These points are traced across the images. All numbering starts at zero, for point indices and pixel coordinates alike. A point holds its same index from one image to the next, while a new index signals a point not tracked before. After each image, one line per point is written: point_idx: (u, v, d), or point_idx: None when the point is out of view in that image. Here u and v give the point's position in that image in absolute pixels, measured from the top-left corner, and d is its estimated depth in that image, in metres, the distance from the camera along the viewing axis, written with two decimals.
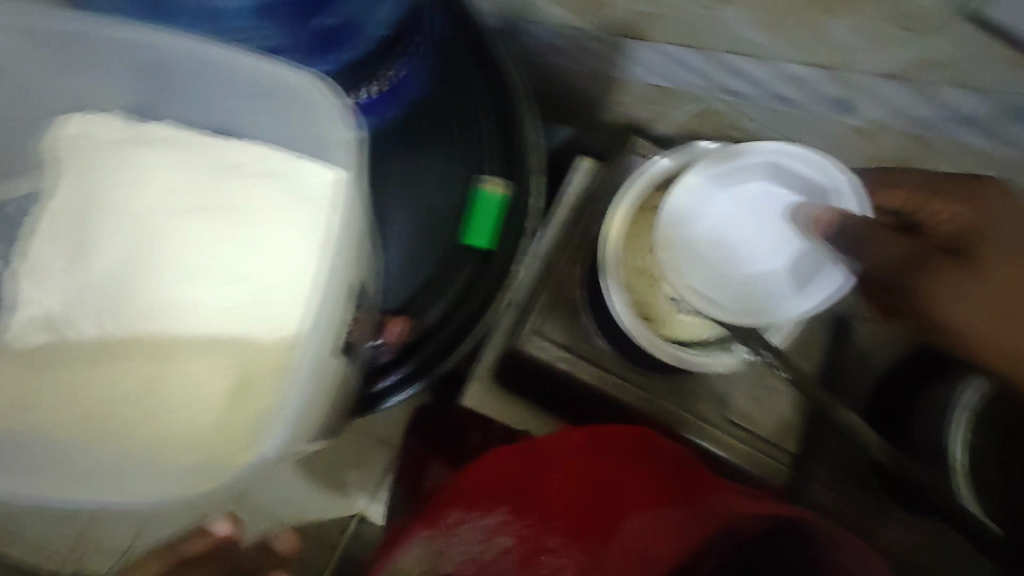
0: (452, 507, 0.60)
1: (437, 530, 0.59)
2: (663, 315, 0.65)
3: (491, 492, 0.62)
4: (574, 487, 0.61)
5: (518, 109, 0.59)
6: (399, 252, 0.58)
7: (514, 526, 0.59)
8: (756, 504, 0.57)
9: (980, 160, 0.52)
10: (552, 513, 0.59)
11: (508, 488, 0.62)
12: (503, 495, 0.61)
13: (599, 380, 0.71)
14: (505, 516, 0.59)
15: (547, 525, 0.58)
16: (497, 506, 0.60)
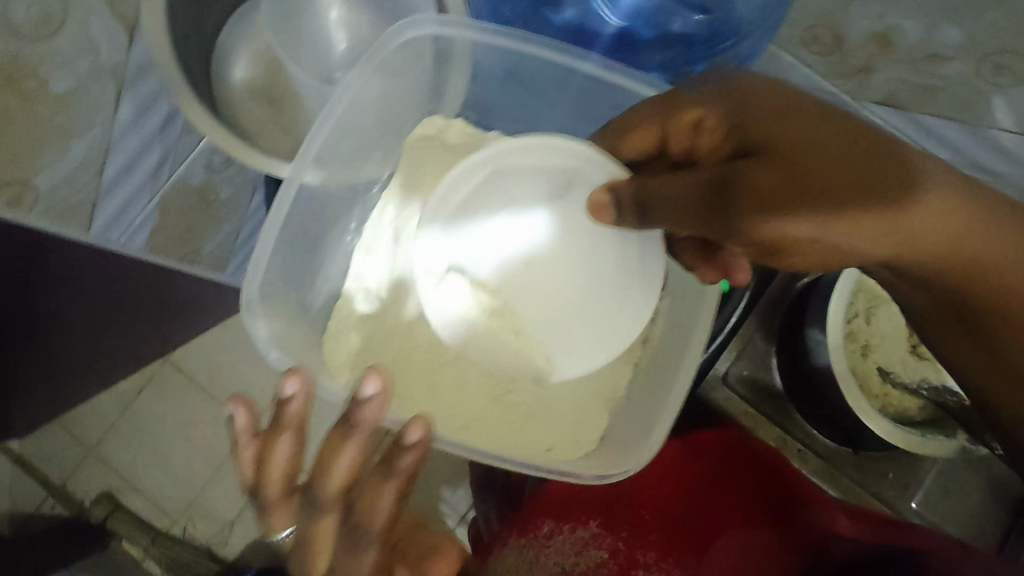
0: (546, 518, 0.65)
1: (535, 539, 0.64)
2: (876, 385, 0.62)
3: (587, 505, 0.65)
4: (658, 508, 0.65)
5: None
6: None
7: (607, 540, 0.62)
8: (853, 526, 0.57)
9: None
10: (648, 525, 0.64)
11: (605, 505, 0.65)
12: (598, 509, 0.65)
13: (781, 441, 0.69)
14: (597, 529, 0.63)
15: (642, 530, 0.63)
16: (590, 520, 0.64)
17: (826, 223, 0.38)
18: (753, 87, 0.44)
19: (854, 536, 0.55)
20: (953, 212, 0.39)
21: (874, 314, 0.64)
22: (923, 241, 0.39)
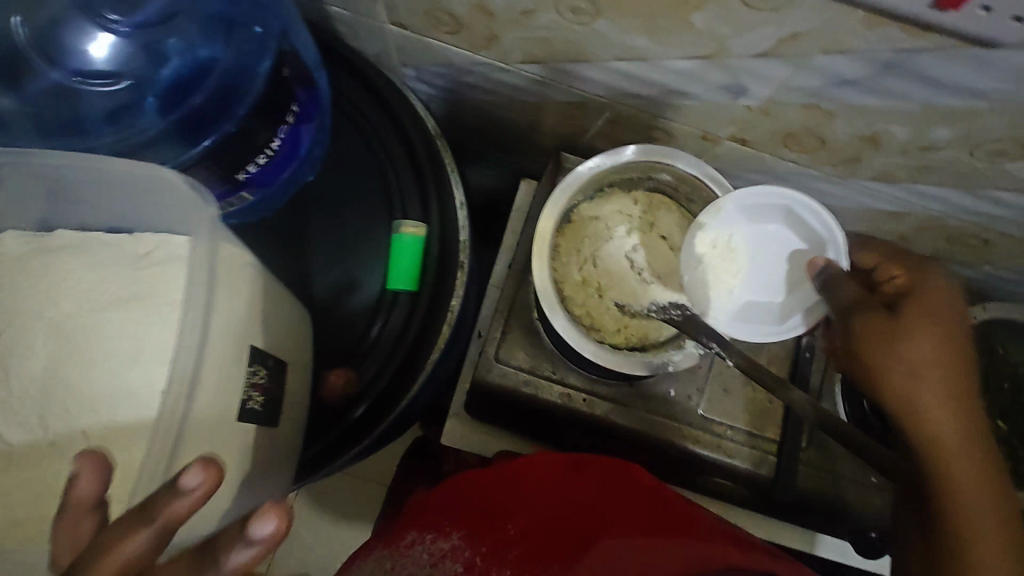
0: (412, 529, 0.56)
1: (395, 552, 0.54)
2: (611, 323, 0.65)
3: (455, 517, 0.54)
4: (538, 512, 0.54)
5: (430, 146, 0.59)
6: (332, 305, 0.57)
7: (464, 553, 0.51)
8: (739, 556, 0.48)
9: (879, 119, 0.52)
10: (509, 539, 0.51)
11: (470, 516, 0.54)
12: (464, 520, 0.54)
13: (566, 398, 0.71)
14: (459, 541, 0.52)
15: (503, 545, 0.51)
16: (454, 531, 0.53)
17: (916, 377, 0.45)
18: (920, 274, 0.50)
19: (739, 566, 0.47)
20: (926, 398, 0.45)
21: (598, 256, 0.67)
22: (855, 344, 0.47)
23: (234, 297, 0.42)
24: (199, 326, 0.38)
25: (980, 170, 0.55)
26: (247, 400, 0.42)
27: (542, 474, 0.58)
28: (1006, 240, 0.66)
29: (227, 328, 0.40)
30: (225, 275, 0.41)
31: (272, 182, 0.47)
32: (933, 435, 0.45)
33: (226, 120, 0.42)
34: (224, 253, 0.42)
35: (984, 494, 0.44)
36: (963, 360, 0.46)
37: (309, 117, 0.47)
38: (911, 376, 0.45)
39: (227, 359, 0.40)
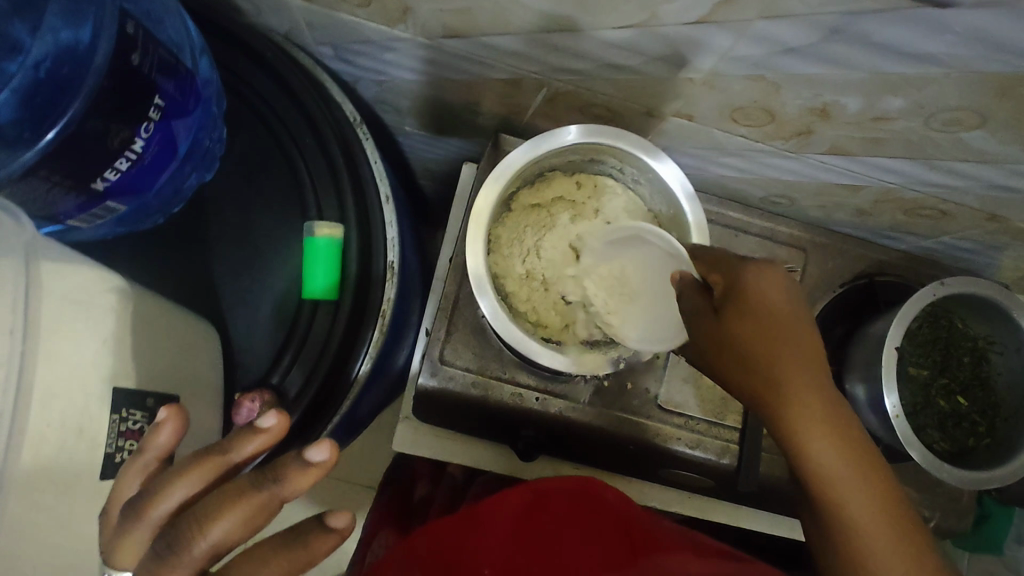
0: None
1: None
2: (558, 319, 0.61)
3: (417, 571, 0.48)
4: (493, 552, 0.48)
5: (343, 134, 0.52)
6: (246, 319, 0.52)
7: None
8: (697, 564, 0.44)
9: (828, 89, 0.48)
10: None
11: (434, 569, 0.49)
12: (428, 572, 0.48)
13: (518, 398, 0.67)
14: None
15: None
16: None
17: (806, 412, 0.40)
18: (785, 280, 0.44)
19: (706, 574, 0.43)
20: (803, 428, 0.40)
21: (541, 246, 0.62)
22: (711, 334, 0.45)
23: (98, 329, 0.38)
24: (15, 374, 0.32)
25: (935, 141, 0.51)
26: (119, 450, 0.39)
27: (508, 507, 0.53)
28: (963, 211, 0.63)
29: (62, 377, 0.35)
30: (68, 307, 0.36)
31: (146, 188, 0.41)
32: (806, 464, 0.40)
33: (71, 106, 0.34)
34: (44, 269, 0.35)
35: (876, 516, 0.38)
36: (809, 367, 0.41)
37: (183, 108, 0.40)
38: (803, 424, 0.40)
39: (74, 415, 0.35)
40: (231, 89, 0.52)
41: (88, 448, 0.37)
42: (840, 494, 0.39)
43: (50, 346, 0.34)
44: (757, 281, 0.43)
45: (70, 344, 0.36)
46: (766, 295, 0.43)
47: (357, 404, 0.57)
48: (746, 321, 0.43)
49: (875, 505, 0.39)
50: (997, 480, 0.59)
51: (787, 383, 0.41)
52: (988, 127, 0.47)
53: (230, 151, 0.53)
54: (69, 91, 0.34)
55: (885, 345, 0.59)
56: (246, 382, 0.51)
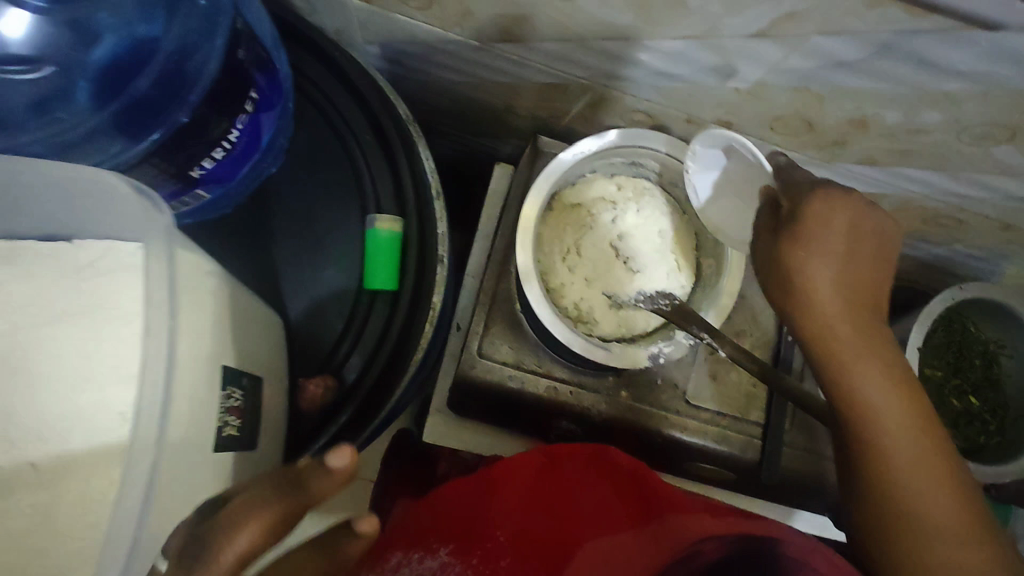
0: (394, 551, 0.53)
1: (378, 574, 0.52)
2: (598, 313, 0.63)
3: (442, 531, 0.54)
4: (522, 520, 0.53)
5: (403, 131, 0.54)
6: (307, 308, 0.53)
7: (454, 567, 0.49)
8: (713, 523, 0.49)
9: (869, 102, 0.51)
10: (498, 549, 0.50)
11: (457, 530, 0.53)
12: (453, 534, 0.53)
13: (553, 391, 0.69)
14: (449, 557, 0.50)
15: (493, 552, 0.50)
16: (440, 547, 0.52)
17: (866, 360, 0.45)
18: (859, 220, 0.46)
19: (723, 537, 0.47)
20: (867, 379, 0.45)
21: (582, 245, 0.64)
22: (780, 274, 0.46)
23: (207, 310, 0.39)
24: (166, 347, 0.34)
25: (964, 154, 0.54)
26: (223, 425, 0.41)
27: (523, 472, 0.57)
28: (979, 220, 0.67)
29: (189, 354, 0.36)
30: (189, 287, 0.38)
31: (231, 178, 0.43)
32: (864, 404, 0.45)
33: (180, 109, 0.37)
34: (180, 254, 0.37)
35: (913, 439, 0.45)
36: (862, 312, 0.46)
37: (271, 104, 0.42)
38: (872, 382, 0.45)
39: (198, 390, 0.37)
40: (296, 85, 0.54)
41: (207, 424, 0.38)
42: (891, 446, 0.45)
43: (182, 323, 0.36)
44: (823, 216, 0.44)
45: (193, 323, 0.37)
46: (832, 242, 0.44)
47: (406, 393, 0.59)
48: (803, 263, 0.45)
49: (923, 467, 0.45)
50: (1007, 475, 0.63)
51: (853, 337, 0.45)
52: (1017, 143, 0.51)
53: (292, 145, 0.55)
54: (178, 94, 0.37)
55: (907, 345, 0.63)
56: (306, 368, 0.52)
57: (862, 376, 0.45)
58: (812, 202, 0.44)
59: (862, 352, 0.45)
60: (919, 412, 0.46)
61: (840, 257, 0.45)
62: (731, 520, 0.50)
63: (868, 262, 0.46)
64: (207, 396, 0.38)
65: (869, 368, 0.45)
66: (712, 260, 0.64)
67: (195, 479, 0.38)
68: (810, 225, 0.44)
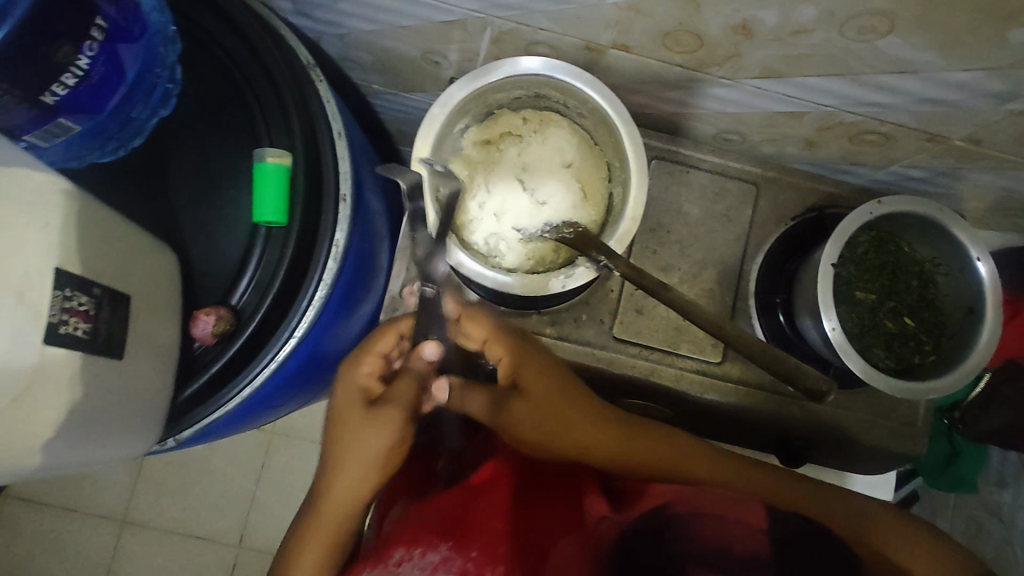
0: (397, 546, 0.51)
1: (380, 568, 0.48)
2: (504, 247, 0.64)
3: (438, 529, 0.53)
4: (526, 523, 0.56)
5: (297, 74, 0.57)
6: (205, 245, 0.55)
7: (456, 561, 0.49)
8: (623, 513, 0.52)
9: (743, 3, 0.50)
10: (497, 539, 0.53)
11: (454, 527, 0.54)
12: (449, 530, 0.53)
13: (476, 331, 0.70)
14: (448, 551, 0.50)
15: (494, 544, 0.52)
16: (441, 543, 0.51)
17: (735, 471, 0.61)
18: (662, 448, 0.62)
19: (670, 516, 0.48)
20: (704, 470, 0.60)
21: (490, 181, 0.65)
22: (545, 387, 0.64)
23: (39, 223, 0.37)
24: None
25: (855, 52, 0.52)
26: (64, 323, 0.37)
27: (503, 482, 0.61)
28: (902, 132, 0.64)
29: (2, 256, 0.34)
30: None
31: (100, 110, 0.45)
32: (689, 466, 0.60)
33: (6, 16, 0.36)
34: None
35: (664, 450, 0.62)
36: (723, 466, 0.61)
37: (128, 34, 0.44)
38: (649, 451, 0.62)
39: (15, 278, 0.34)
40: (186, 31, 0.56)
41: (29, 314, 0.35)
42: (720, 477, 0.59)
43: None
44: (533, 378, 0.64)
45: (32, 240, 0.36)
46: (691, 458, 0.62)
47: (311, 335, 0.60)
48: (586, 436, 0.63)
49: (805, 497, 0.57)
50: (937, 391, 0.61)
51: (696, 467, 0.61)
52: (900, 33, 0.49)
53: (187, 89, 0.57)
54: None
55: (822, 262, 0.61)
56: (206, 301, 0.54)
57: (657, 452, 0.62)
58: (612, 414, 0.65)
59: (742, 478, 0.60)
60: (696, 461, 0.62)
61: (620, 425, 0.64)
62: (642, 493, 0.55)
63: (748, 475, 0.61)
64: (28, 287, 0.35)
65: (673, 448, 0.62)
66: (619, 189, 0.64)
67: (23, 398, 0.35)
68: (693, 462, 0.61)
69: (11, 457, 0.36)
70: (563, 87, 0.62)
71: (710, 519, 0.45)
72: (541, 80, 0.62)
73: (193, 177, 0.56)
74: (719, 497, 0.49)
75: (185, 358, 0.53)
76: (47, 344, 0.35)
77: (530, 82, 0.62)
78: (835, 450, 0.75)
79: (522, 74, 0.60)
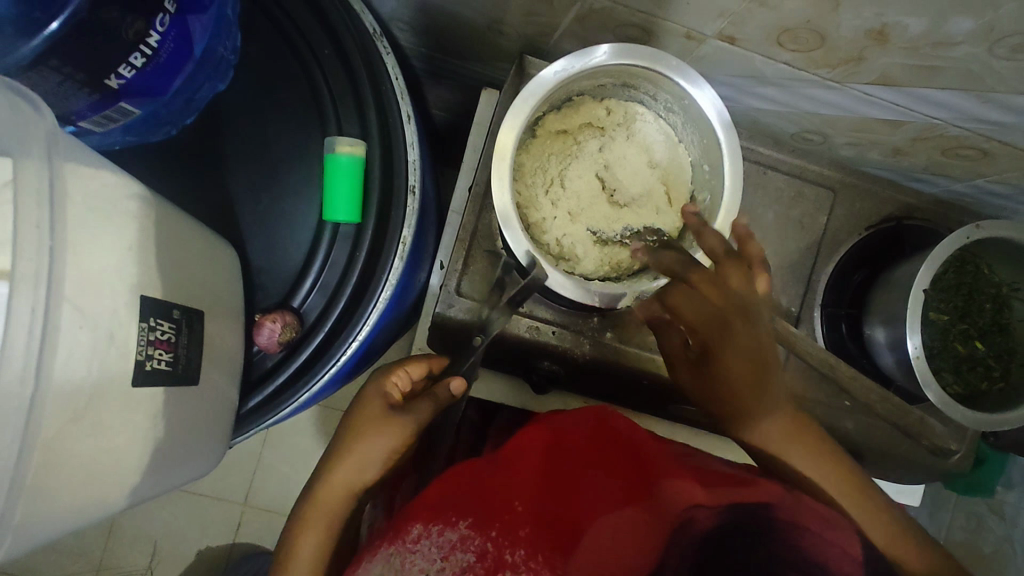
0: (413, 522, 0.45)
1: (398, 548, 0.43)
2: (578, 249, 0.59)
3: (454, 503, 0.46)
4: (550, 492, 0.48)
5: (367, 48, 0.49)
6: (265, 240, 0.50)
7: (475, 542, 0.43)
8: (707, 492, 0.47)
9: (890, 7, 0.45)
10: (519, 518, 0.45)
11: (473, 500, 0.46)
12: (469, 506, 0.46)
13: (535, 331, 0.67)
14: (467, 529, 0.43)
15: (513, 523, 0.44)
16: (460, 520, 0.44)
17: (781, 440, 0.52)
18: (735, 386, 0.50)
19: (712, 505, 0.45)
20: (760, 433, 0.52)
21: (567, 175, 0.59)
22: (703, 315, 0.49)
23: (115, 240, 0.32)
24: (41, 315, 0.27)
25: (996, 70, 0.48)
26: (147, 358, 0.33)
27: (529, 449, 0.52)
28: (1005, 150, 0.60)
29: (83, 287, 0.29)
30: (83, 213, 0.30)
31: (161, 92, 0.39)
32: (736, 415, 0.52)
33: None
34: (67, 171, 0.30)
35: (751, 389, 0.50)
36: (793, 422, 0.53)
37: (199, 5, 0.37)
38: (717, 382, 0.51)
39: (105, 320, 0.31)
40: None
41: (120, 355, 0.32)
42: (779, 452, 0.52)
43: (73, 236, 0.29)
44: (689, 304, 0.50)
45: (99, 258, 0.31)
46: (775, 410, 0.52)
47: (372, 335, 0.54)
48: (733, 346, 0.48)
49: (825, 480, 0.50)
50: (1009, 423, 0.60)
51: (753, 413, 0.51)
52: None
53: (243, 60, 0.50)
54: None
55: (912, 287, 0.59)
56: (267, 302, 0.50)
57: (722, 385, 0.51)
58: (732, 331, 0.48)
59: (785, 452, 0.52)
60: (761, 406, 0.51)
61: (744, 330, 0.48)
62: (728, 488, 0.48)
63: (790, 436, 0.52)
64: (117, 326, 0.31)
65: (759, 402, 0.51)
66: (705, 195, 0.60)
67: (104, 440, 0.31)
68: (742, 404, 0.52)
69: (92, 502, 0.32)
70: (656, 83, 0.57)
71: (797, 525, 0.43)
72: (634, 71, 0.56)
73: (251, 162, 0.50)
74: (809, 510, 0.45)
75: (245, 364, 0.49)
76: (134, 386, 0.32)
77: (620, 71, 0.57)
78: (878, 463, 0.75)
79: (617, 64, 0.55)
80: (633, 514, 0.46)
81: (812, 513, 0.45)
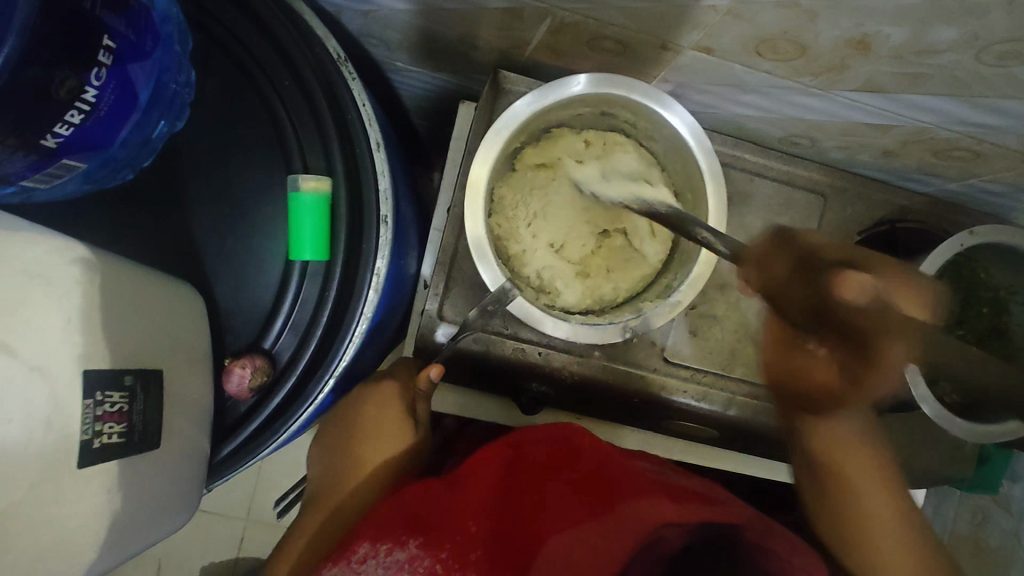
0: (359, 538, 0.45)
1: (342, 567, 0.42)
2: (559, 283, 0.58)
3: (406, 518, 0.46)
4: (515, 516, 0.50)
5: (327, 76, 0.47)
6: (232, 281, 0.49)
7: (425, 562, 0.43)
8: (673, 511, 0.50)
9: (869, 17, 0.42)
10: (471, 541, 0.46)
11: (425, 519, 0.47)
12: (421, 523, 0.46)
13: (520, 352, 0.66)
14: (416, 550, 0.44)
15: (466, 545, 0.46)
16: (410, 538, 0.44)
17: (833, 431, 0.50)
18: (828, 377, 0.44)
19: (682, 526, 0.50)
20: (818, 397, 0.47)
21: (547, 208, 0.58)
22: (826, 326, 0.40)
23: (55, 309, 0.31)
24: None
25: (983, 76, 0.46)
26: (97, 433, 0.33)
27: (492, 465, 0.53)
28: (998, 151, 0.58)
29: (16, 366, 0.29)
30: (17, 283, 0.30)
31: (107, 144, 0.38)
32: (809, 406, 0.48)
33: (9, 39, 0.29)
34: None
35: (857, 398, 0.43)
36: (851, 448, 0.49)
37: (141, 51, 0.36)
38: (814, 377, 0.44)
39: (39, 403, 0.30)
40: (198, 23, 0.47)
41: (61, 437, 0.31)
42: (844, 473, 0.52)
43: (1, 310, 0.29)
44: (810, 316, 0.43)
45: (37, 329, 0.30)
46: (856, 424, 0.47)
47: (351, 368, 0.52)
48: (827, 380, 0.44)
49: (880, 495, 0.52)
50: (1013, 432, 0.58)
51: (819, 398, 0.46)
52: None
53: (201, 96, 0.48)
54: None
55: None
56: (238, 345, 0.49)
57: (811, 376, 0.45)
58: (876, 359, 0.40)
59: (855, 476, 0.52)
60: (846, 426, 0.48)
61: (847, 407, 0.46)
62: (696, 506, 0.51)
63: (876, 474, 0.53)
64: (58, 409, 0.31)
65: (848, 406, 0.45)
66: (690, 224, 0.58)
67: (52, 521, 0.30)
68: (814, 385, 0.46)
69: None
70: (637, 110, 0.55)
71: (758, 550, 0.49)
72: (613, 99, 0.54)
73: (215, 201, 0.49)
74: (775, 532, 0.51)
75: (217, 411, 0.48)
76: (81, 467, 0.32)
77: (598, 99, 0.55)
78: None
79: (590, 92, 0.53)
80: (592, 531, 0.49)
81: (781, 537, 0.51)
